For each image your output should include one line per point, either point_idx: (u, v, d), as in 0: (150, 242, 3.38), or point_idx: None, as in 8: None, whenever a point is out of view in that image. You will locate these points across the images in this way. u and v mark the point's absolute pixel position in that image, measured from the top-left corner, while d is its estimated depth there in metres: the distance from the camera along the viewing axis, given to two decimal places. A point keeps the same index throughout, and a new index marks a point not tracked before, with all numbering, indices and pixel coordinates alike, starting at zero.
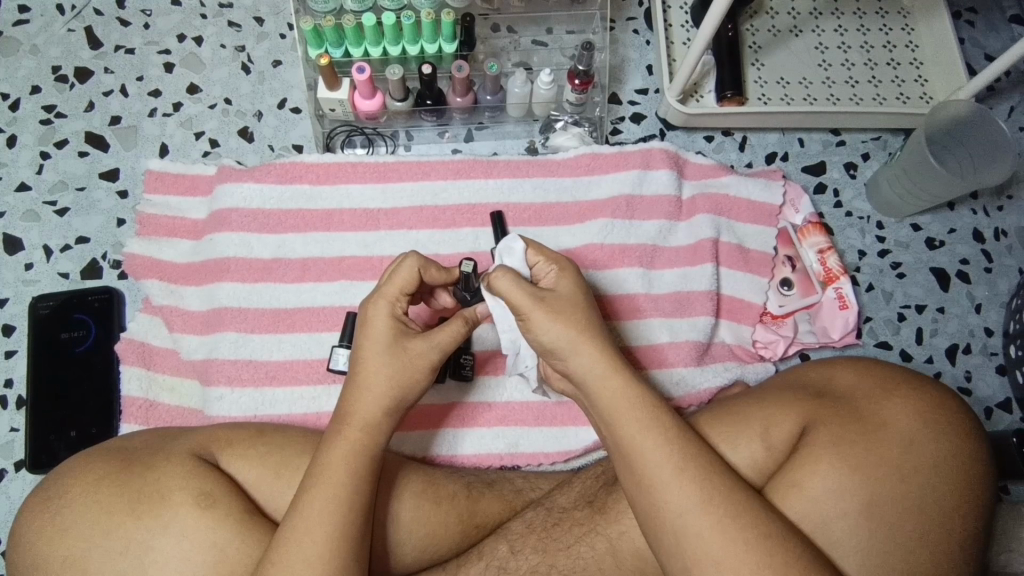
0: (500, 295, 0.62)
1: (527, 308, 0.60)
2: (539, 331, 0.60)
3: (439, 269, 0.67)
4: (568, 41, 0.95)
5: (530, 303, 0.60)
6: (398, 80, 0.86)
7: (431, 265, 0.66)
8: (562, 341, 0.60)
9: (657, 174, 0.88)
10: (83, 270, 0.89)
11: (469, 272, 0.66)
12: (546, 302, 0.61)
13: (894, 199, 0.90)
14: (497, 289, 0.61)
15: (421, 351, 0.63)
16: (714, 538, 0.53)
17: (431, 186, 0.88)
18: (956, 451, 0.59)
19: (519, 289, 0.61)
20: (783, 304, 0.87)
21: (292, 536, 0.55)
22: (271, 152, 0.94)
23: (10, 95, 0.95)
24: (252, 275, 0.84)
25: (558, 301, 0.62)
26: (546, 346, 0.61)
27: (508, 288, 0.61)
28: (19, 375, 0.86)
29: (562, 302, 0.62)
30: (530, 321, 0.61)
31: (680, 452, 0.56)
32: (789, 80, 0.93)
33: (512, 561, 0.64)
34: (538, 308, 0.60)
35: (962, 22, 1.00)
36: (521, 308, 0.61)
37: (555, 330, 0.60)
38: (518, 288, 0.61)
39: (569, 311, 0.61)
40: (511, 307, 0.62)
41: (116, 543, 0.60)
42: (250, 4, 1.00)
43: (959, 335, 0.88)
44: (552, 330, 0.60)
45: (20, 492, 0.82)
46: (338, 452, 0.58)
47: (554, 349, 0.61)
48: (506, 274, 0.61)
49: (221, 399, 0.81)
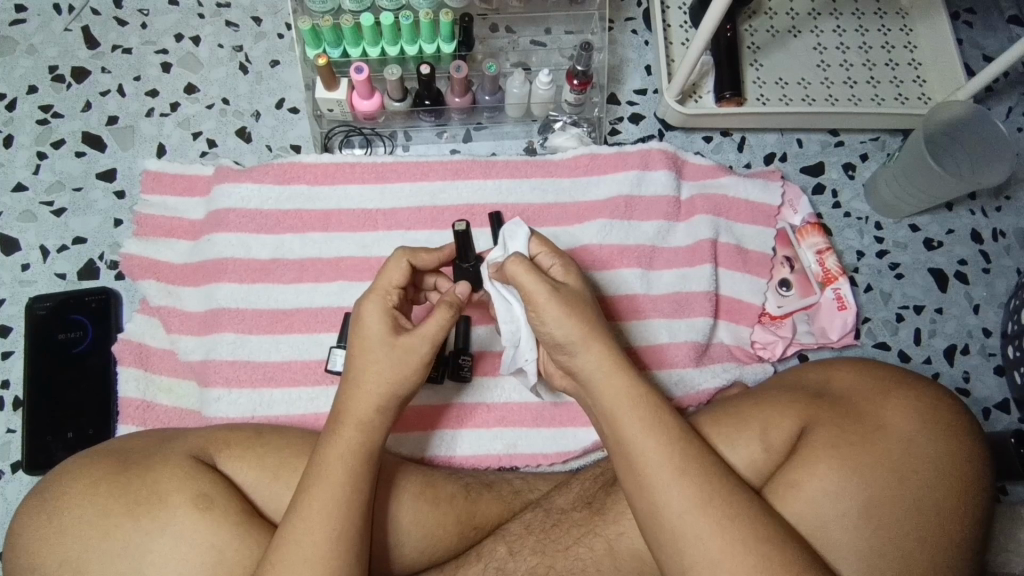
0: (516, 284, 0.62)
1: (542, 298, 0.60)
2: (551, 324, 0.60)
3: (428, 252, 0.67)
4: (567, 42, 0.94)
5: (546, 293, 0.60)
6: (396, 80, 0.86)
7: (420, 250, 0.67)
8: (575, 337, 0.60)
9: (656, 174, 0.88)
10: (80, 271, 0.89)
11: (463, 230, 0.67)
12: (561, 293, 0.61)
13: (893, 199, 0.90)
14: (516, 277, 0.61)
15: (413, 344, 0.62)
16: (713, 540, 0.53)
17: (430, 186, 0.88)
18: (956, 454, 0.59)
19: (536, 278, 0.61)
20: (781, 304, 0.87)
21: (292, 537, 0.55)
22: (269, 153, 0.94)
23: (7, 95, 0.95)
24: (250, 276, 0.84)
25: (571, 297, 0.62)
26: (556, 340, 0.60)
27: (523, 276, 0.61)
28: (16, 376, 0.85)
29: (573, 297, 0.62)
30: (542, 310, 0.60)
31: (680, 453, 0.56)
32: (788, 81, 0.93)
33: (512, 562, 0.64)
34: (552, 299, 0.60)
35: (961, 23, 1.00)
36: (536, 298, 0.60)
37: (569, 324, 0.60)
38: (536, 277, 0.61)
39: (580, 308, 0.61)
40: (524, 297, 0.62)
41: (114, 545, 0.60)
42: (247, 4, 1.00)
43: (958, 335, 0.88)
44: (563, 322, 0.60)
45: (16, 494, 0.81)
46: (337, 452, 0.58)
47: (565, 345, 0.60)
48: (523, 263, 0.61)
49: (220, 400, 0.81)
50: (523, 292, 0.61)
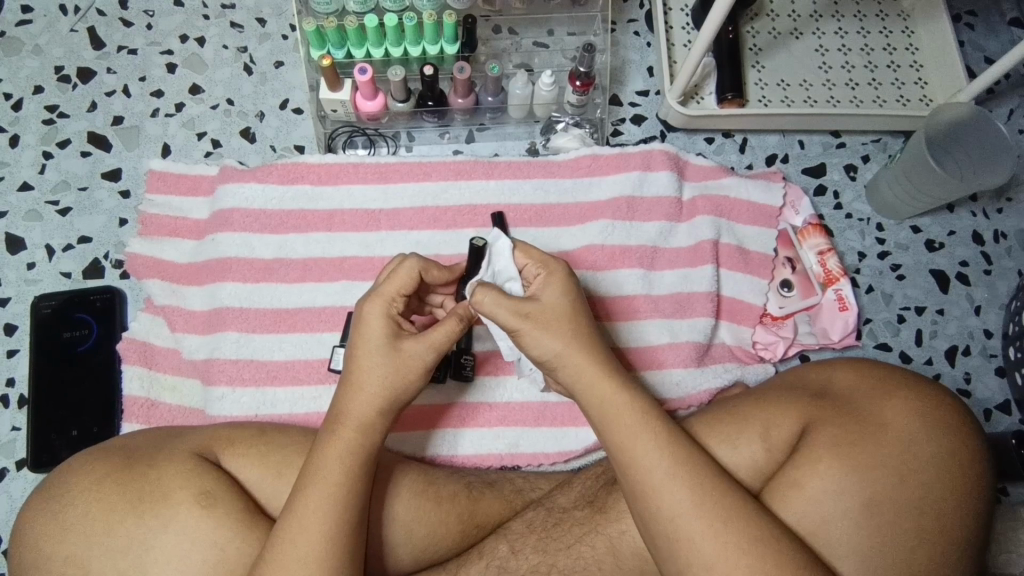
0: (484, 313, 0.62)
1: (514, 325, 0.61)
2: (530, 346, 0.61)
3: (440, 268, 0.68)
4: (569, 43, 0.95)
5: (516, 320, 0.61)
6: (399, 81, 0.86)
7: (432, 266, 0.67)
8: (557, 351, 0.60)
9: (657, 175, 0.88)
10: (84, 270, 0.89)
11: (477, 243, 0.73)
12: (533, 316, 0.61)
13: (894, 202, 0.90)
14: (480, 307, 0.61)
15: (415, 351, 0.63)
16: (708, 542, 0.53)
17: (432, 187, 0.88)
18: (956, 452, 0.60)
19: (502, 305, 0.61)
20: (782, 306, 0.87)
21: (287, 537, 0.55)
22: (272, 153, 0.94)
23: (13, 95, 0.95)
24: (253, 276, 0.85)
25: (546, 314, 0.61)
26: (535, 359, 0.62)
27: (494, 304, 0.61)
28: (20, 375, 0.86)
29: (553, 311, 0.62)
30: (519, 334, 0.61)
31: (675, 456, 0.56)
32: (788, 83, 0.93)
33: (512, 561, 0.65)
34: (525, 323, 0.61)
35: (962, 25, 1.00)
36: (510, 326, 0.61)
37: (547, 342, 0.60)
38: (500, 303, 0.61)
39: (558, 322, 0.61)
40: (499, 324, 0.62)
41: (117, 542, 0.60)
42: (252, 5, 1.00)
43: (959, 337, 0.88)
44: (540, 342, 0.61)
45: (21, 491, 0.82)
46: (334, 452, 0.59)
47: (546, 362, 0.61)
48: (487, 293, 0.61)
49: (222, 399, 0.81)
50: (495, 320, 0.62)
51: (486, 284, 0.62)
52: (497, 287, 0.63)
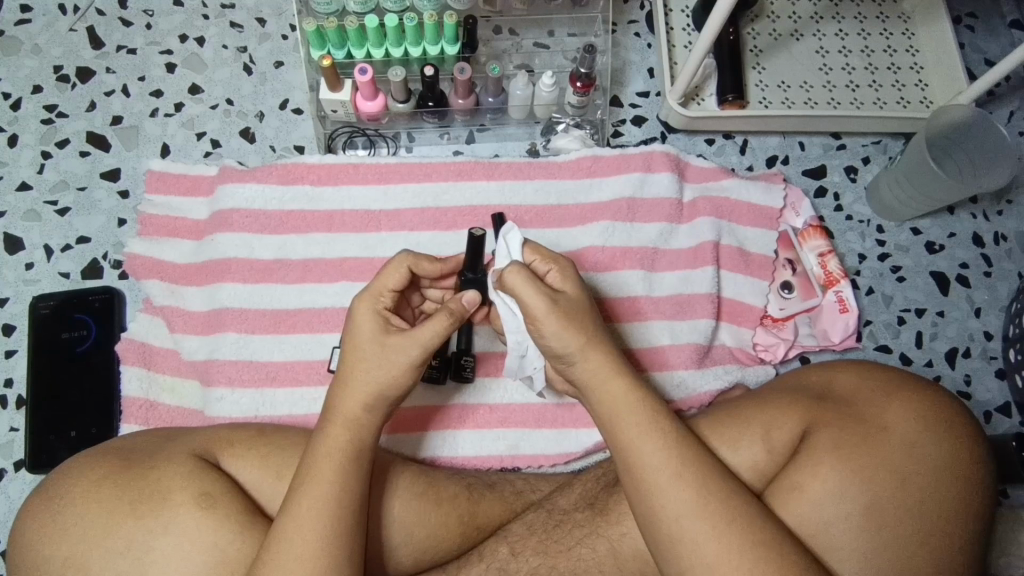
0: (513, 294, 0.61)
1: (541, 313, 0.60)
2: (551, 337, 0.60)
3: (431, 262, 0.67)
4: (570, 44, 0.95)
5: (545, 306, 0.60)
6: (400, 81, 0.86)
7: (424, 259, 0.67)
8: (573, 349, 0.60)
9: (658, 176, 0.88)
10: (83, 270, 0.89)
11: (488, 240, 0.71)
12: (559, 306, 0.60)
13: (895, 203, 0.90)
14: (512, 287, 0.61)
15: (401, 346, 0.61)
16: (710, 544, 0.53)
17: (432, 187, 0.88)
18: (957, 455, 0.59)
19: (535, 289, 0.60)
20: (783, 307, 0.87)
21: (282, 536, 0.55)
22: (272, 153, 0.94)
23: (12, 95, 0.95)
24: (253, 276, 0.84)
25: (569, 305, 0.61)
26: (554, 351, 0.61)
27: (524, 289, 0.60)
28: (19, 375, 0.85)
29: (574, 307, 0.61)
30: (540, 325, 0.60)
31: (679, 456, 0.56)
32: (789, 84, 0.93)
33: (513, 562, 0.65)
34: (552, 311, 0.60)
35: (962, 27, 1.00)
36: (536, 311, 0.60)
37: (568, 336, 0.60)
38: (533, 289, 0.60)
39: (579, 317, 0.61)
40: (523, 309, 0.61)
41: (116, 545, 0.60)
42: (252, 5, 1.00)
43: (959, 339, 0.88)
44: (561, 336, 0.60)
45: (19, 492, 0.81)
46: (328, 452, 0.58)
47: (564, 356, 0.61)
48: (522, 273, 0.61)
49: (222, 399, 0.81)
50: (521, 303, 0.61)
51: (520, 266, 0.62)
52: (528, 270, 0.63)
